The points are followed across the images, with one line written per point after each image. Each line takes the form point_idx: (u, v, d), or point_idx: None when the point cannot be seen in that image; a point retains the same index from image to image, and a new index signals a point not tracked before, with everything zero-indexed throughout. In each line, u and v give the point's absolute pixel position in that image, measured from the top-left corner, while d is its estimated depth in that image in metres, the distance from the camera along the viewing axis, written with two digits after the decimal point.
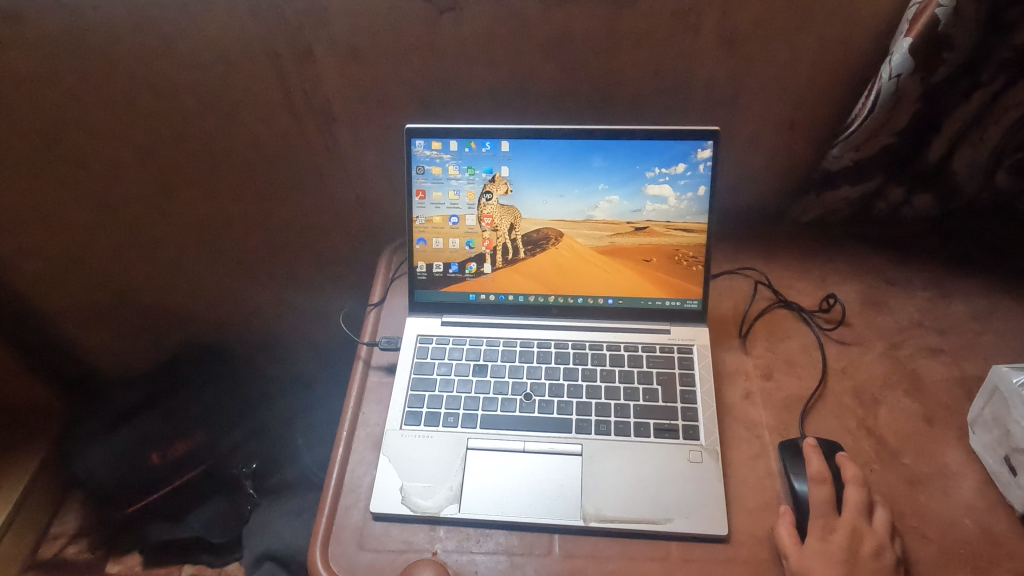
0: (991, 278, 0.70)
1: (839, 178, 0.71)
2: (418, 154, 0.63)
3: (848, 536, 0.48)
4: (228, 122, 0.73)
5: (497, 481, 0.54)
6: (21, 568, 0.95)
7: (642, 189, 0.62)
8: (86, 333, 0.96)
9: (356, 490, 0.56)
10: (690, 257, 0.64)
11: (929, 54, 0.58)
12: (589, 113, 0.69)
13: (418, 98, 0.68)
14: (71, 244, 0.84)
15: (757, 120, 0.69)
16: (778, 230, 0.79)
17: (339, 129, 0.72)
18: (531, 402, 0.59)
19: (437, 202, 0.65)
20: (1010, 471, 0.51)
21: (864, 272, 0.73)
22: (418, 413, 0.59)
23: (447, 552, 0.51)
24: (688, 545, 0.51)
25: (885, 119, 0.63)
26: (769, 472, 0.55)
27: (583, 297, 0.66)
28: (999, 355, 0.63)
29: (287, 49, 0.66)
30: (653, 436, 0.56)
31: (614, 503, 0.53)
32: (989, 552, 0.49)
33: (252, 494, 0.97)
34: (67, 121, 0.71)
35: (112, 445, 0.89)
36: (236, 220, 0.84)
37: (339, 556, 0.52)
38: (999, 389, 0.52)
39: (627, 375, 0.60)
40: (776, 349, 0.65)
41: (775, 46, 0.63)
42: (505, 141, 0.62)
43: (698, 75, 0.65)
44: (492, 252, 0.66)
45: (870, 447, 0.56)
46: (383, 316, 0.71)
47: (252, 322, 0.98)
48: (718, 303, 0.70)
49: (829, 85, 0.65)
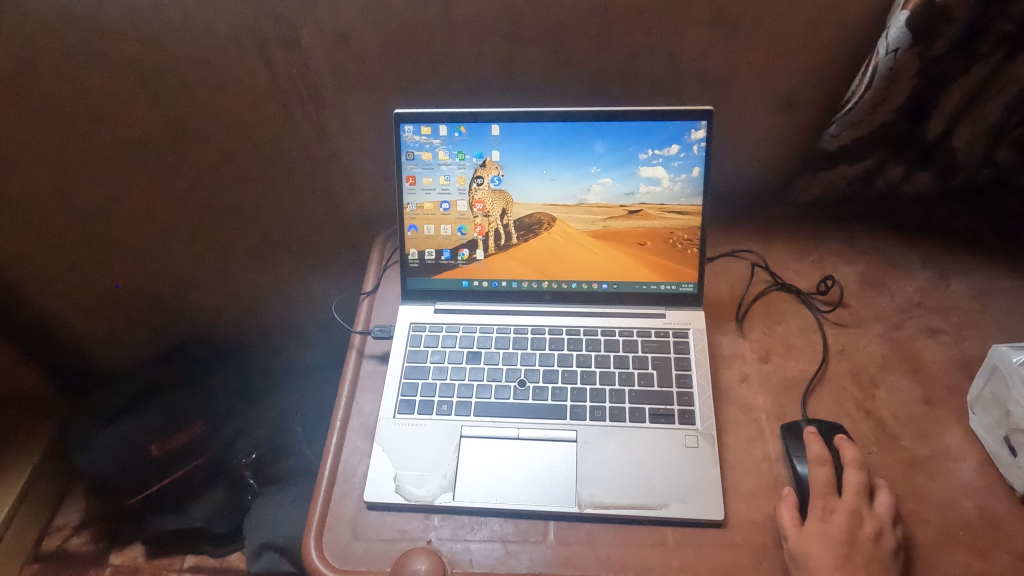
0: (991, 257, 0.69)
1: (837, 158, 0.70)
2: (407, 139, 0.62)
3: (847, 518, 0.47)
4: (216, 111, 0.72)
5: (492, 469, 0.54)
6: (25, 562, 0.96)
7: (636, 171, 0.61)
8: (81, 326, 0.95)
9: (350, 479, 0.55)
10: (685, 240, 0.63)
11: (926, 28, 0.56)
12: (583, 94, 0.67)
13: (409, 82, 0.67)
14: (64, 240, 0.83)
15: (754, 98, 0.68)
16: (775, 210, 0.78)
17: (328, 116, 0.71)
18: (525, 389, 0.59)
19: (427, 188, 0.64)
20: (1010, 452, 0.51)
21: (864, 253, 0.71)
22: (411, 401, 0.58)
23: (441, 540, 0.51)
24: (685, 529, 0.51)
25: (883, 95, 0.62)
26: (767, 455, 0.55)
27: (577, 282, 0.66)
28: (1000, 334, 0.62)
29: (275, 35, 0.64)
30: (648, 421, 0.56)
31: (609, 490, 0.52)
32: (989, 533, 0.49)
33: (252, 484, 0.94)
34: (53, 114, 0.70)
35: (115, 434, 0.89)
36: (225, 211, 0.83)
37: (333, 545, 0.51)
38: (999, 368, 0.52)
39: (622, 360, 0.60)
40: (773, 332, 0.64)
41: (768, 24, 0.62)
42: (495, 125, 0.61)
43: (692, 55, 0.64)
44: (484, 238, 0.65)
45: (869, 429, 0.56)
46: (376, 305, 0.70)
47: (248, 312, 0.98)
48: (715, 286, 0.69)
49: (828, 59, 0.64)
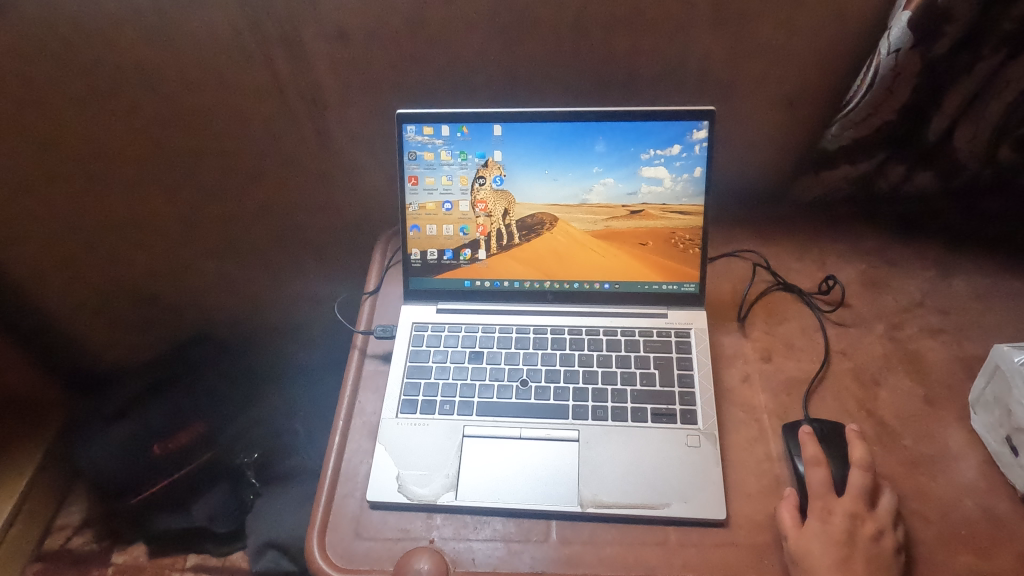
0: (993, 257, 0.69)
1: (839, 158, 0.70)
2: (409, 139, 0.62)
3: (848, 518, 0.48)
4: (218, 110, 0.72)
5: (494, 469, 0.54)
6: (28, 561, 0.97)
7: (637, 171, 0.61)
8: (83, 325, 0.95)
9: (353, 479, 0.55)
10: (687, 240, 0.63)
11: (927, 28, 0.56)
12: (585, 93, 0.68)
13: (410, 82, 0.67)
14: (66, 239, 0.83)
15: (755, 98, 0.68)
16: (777, 209, 0.78)
17: (330, 116, 0.71)
18: (527, 389, 0.59)
19: (429, 188, 0.64)
20: (1011, 451, 0.51)
21: (865, 253, 0.72)
22: (414, 400, 0.58)
23: (444, 540, 0.51)
24: (687, 528, 0.51)
25: (884, 96, 0.62)
26: (769, 455, 0.55)
27: (579, 282, 0.66)
28: (1001, 334, 0.62)
29: (276, 35, 0.65)
30: (650, 421, 0.56)
31: (611, 489, 0.52)
32: (990, 533, 0.49)
33: (255, 484, 0.95)
34: (56, 113, 0.70)
35: (114, 437, 0.89)
36: (227, 210, 0.83)
37: (336, 545, 0.51)
38: (1000, 368, 0.52)
39: (623, 360, 0.60)
40: (775, 332, 0.64)
41: (769, 25, 0.62)
42: (497, 126, 0.61)
43: (693, 55, 0.64)
44: (486, 238, 0.65)
45: (870, 429, 0.56)
46: (378, 304, 0.70)
47: (249, 311, 0.98)
48: (717, 286, 0.69)
49: (829, 59, 0.64)
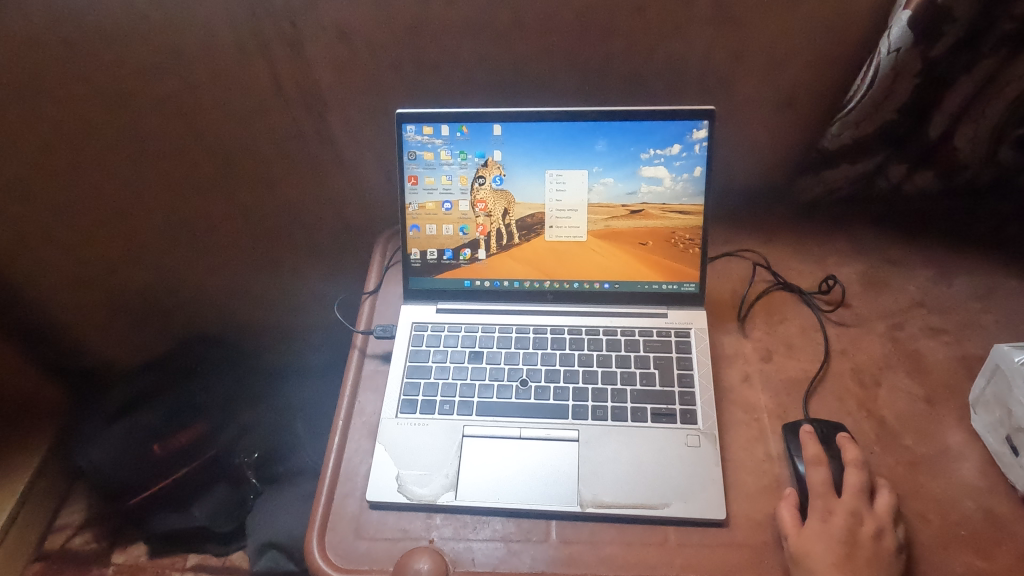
0: (993, 257, 0.69)
1: (839, 158, 0.70)
2: (409, 138, 0.62)
3: (848, 517, 0.47)
4: (218, 110, 0.72)
5: (493, 469, 0.54)
6: (28, 561, 0.97)
7: (637, 171, 0.61)
8: (82, 325, 0.95)
9: (352, 479, 0.55)
10: (687, 239, 0.63)
11: (928, 27, 0.56)
12: (584, 92, 0.67)
13: (409, 81, 0.67)
14: (65, 239, 0.83)
15: (756, 98, 0.68)
16: (777, 209, 0.78)
17: (330, 115, 0.71)
18: (527, 389, 0.59)
19: (429, 187, 0.64)
20: (1011, 451, 0.51)
21: (865, 253, 0.71)
22: (413, 400, 0.58)
23: (444, 540, 0.51)
24: (687, 528, 0.51)
25: (885, 95, 0.62)
26: (769, 455, 0.55)
27: (579, 282, 0.65)
28: (1001, 333, 0.62)
29: (276, 35, 0.65)
30: (650, 421, 0.56)
31: (611, 489, 0.52)
32: (990, 533, 0.49)
33: (255, 484, 0.96)
34: (55, 112, 0.70)
35: (114, 437, 0.88)
36: (227, 210, 0.83)
37: (335, 544, 0.51)
38: (1001, 368, 0.52)
39: (623, 360, 0.60)
40: (775, 331, 0.64)
41: (769, 23, 0.62)
42: (497, 125, 0.61)
43: (693, 54, 0.64)
44: (486, 238, 0.65)
45: (870, 429, 0.56)
46: (378, 304, 0.70)
47: (249, 311, 0.98)
48: (717, 285, 0.69)
49: (829, 58, 0.64)
